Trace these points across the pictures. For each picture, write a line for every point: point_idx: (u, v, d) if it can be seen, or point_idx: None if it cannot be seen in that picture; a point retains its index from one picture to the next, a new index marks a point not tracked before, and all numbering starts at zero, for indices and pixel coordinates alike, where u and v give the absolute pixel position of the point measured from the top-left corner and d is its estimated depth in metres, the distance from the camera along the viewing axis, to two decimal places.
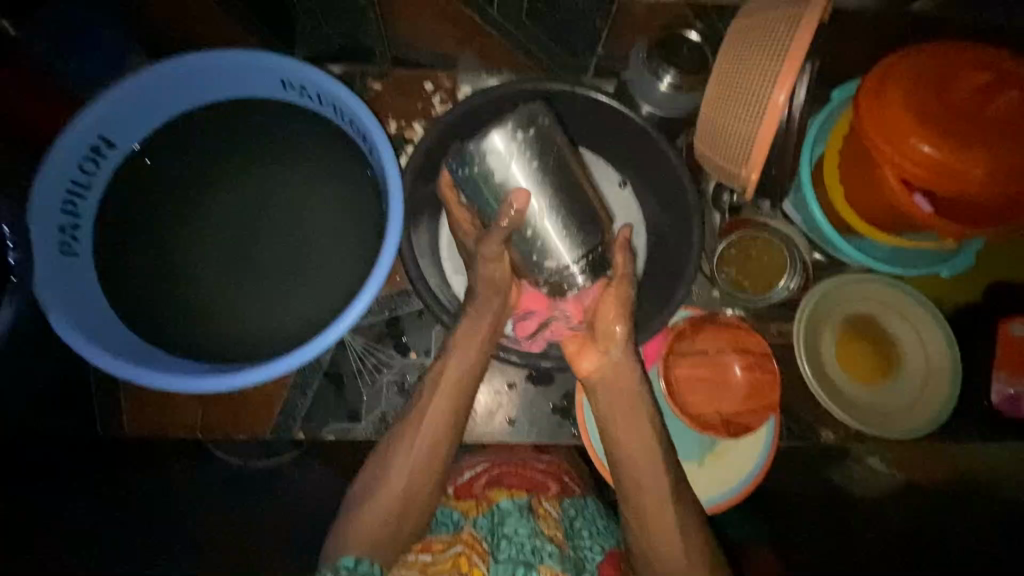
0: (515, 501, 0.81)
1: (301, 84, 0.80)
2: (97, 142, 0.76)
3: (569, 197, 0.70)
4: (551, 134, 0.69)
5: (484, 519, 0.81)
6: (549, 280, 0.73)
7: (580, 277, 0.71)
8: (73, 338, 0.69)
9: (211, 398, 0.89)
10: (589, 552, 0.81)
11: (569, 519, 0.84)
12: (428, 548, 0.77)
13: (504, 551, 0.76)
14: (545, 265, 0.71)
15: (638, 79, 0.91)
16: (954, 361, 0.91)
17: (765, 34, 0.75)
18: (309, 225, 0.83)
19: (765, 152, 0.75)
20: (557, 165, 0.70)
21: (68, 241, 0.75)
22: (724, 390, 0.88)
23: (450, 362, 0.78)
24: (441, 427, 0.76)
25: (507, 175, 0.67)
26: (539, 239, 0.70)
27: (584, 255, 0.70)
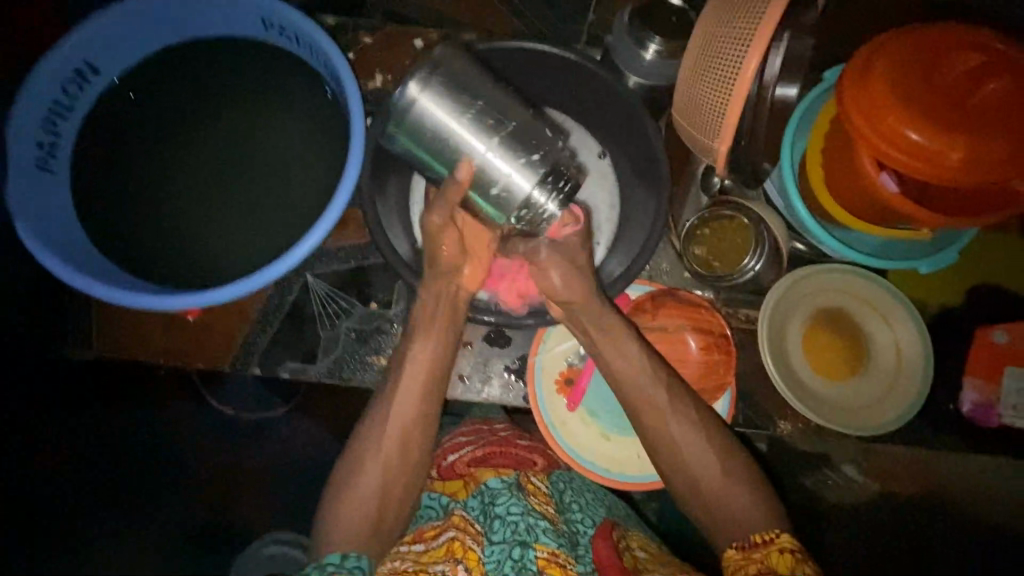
0: (504, 479, 0.79)
1: (279, 24, 0.81)
2: (81, 67, 0.79)
3: (512, 133, 0.71)
4: (459, 76, 0.70)
5: (474, 500, 0.78)
6: (525, 220, 0.73)
7: (551, 203, 0.72)
8: (61, 270, 0.73)
9: (175, 322, 0.91)
10: (581, 525, 0.78)
11: (560, 493, 0.82)
12: (418, 539, 0.76)
13: (498, 531, 0.73)
14: (513, 206, 0.72)
15: (620, 46, 0.89)
16: (926, 357, 0.87)
17: (746, 2, 0.73)
18: (278, 162, 0.84)
19: (735, 125, 0.74)
20: (482, 106, 0.71)
21: (45, 157, 0.79)
22: (679, 367, 0.86)
23: (415, 341, 0.80)
24: (406, 425, 0.76)
25: (439, 123, 0.69)
26: (497, 182, 0.71)
27: (545, 179, 0.71)
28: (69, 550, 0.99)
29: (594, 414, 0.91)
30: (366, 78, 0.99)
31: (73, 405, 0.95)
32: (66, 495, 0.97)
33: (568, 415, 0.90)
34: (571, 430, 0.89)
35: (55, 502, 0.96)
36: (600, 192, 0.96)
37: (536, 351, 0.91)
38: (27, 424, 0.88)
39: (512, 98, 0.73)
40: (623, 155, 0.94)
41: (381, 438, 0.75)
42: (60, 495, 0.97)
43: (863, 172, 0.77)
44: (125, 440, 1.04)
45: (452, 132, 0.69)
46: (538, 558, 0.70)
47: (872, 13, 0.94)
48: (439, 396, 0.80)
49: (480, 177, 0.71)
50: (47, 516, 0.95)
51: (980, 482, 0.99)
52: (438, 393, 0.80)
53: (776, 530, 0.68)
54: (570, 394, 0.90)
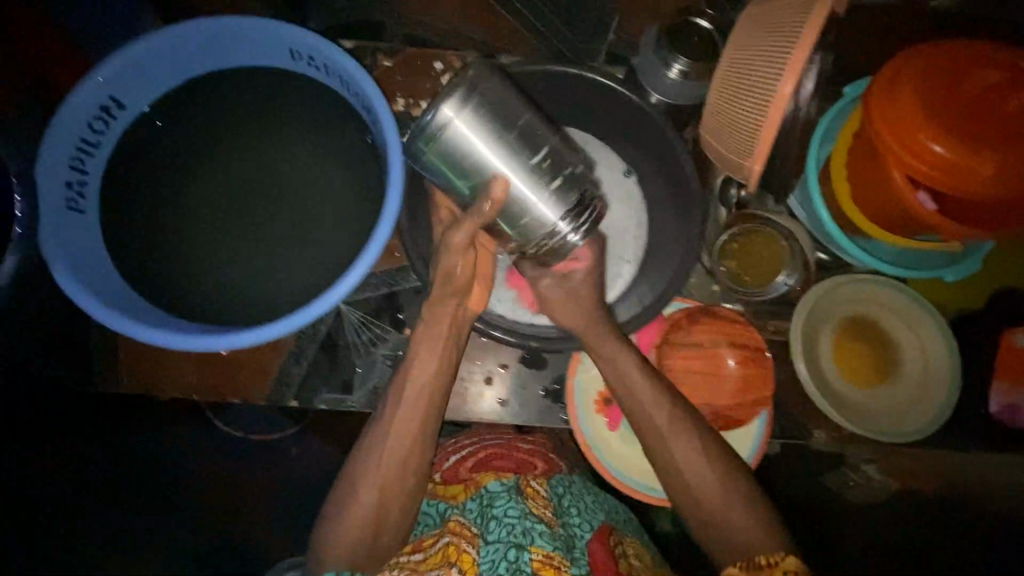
0: (504, 483, 0.81)
1: (308, 55, 0.80)
2: (107, 102, 0.78)
3: (541, 160, 0.71)
4: (496, 99, 0.69)
5: (473, 503, 0.80)
6: (545, 246, 0.73)
7: (573, 233, 0.72)
8: (100, 312, 0.71)
9: (205, 359, 0.90)
10: (579, 529, 0.79)
11: (558, 497, 0.83)
12: (417, 548, 0.78)
13: (493, 532, 0.75)
14: (535, 232, 0.72)
15: (647, 66, 0.89)
16: (954, 372, 0.89)
17: (778, 23, 0.73)
18: (309, 194, 0.83)
19: (771, 143, 0.74)
20: (517, 131, 0.70)
21: (75, 198, 0.77)
22: (717, 383, 0.87)
23: (419, 356, 0.80)
24: (406, 438, 0.77)
25: (472, 145, 0.68)
26: (522, 209, 0.71)
27: (571, 210, 0.72)
28: (71, 550, 1.02)
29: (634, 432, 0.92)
30: (389, 101, 0.98)
31: (74, 410, 0.94)
32: (66, 494, 1.00)
33: (608, 434, 0.91)
34: (611, 448, 0.91)
35: (56, 501, 0.99)
36: (627, 210, 0.97)
37: (573, 372, 0.91)
38: (26, 425, 0.88)
39: (540, 122, 0.73)
40: (651, 174, 0.95)
41: (381, 450, 0.76)
42: (66, 492, 1.00)
43: (895, 186, 0.78)
44: (126, 441, 1.03)
45: (485, 154, 0.68)
46: (533, 561, 0.71)
47: (890, 30, 0.96)
48: (439, 411, 0.80)
49: (509, 201, 0.71)
50: (47, 515, 0.99)
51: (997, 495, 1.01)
52: (438, 404, 0.80)
53: (781, 553, 0.69)
54: (609, 414, 0.91)
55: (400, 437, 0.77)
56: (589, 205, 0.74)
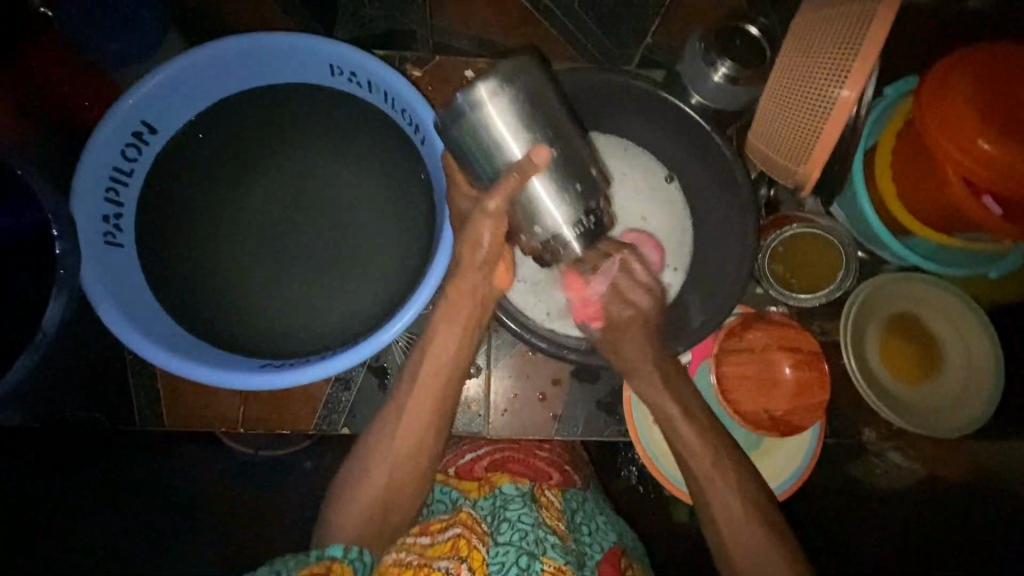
0: (519, 487, 0.75)
1: (349, 70, 0.77)
2: (139, 127, 0.74)
3: (571, 159, 0.67)
4: (541, 84, 0.65)
5: (485, 501, 0.75)
6: (545, 247, 0.70)
7: (577, 242, 0.69)
8: (157, 354, 0.68)
9: (253, 394, 0.87)
10: (590, 548, 0.75)
11: (571, 513, 0.79)
12: (426, 531, 0.72)
13: (505, 534, 0.69)
14: (543, 232, 0.68)
15: (692, 71, 0.88)
16: (997, 375, 0.89)
17: (835, 29, 0.73)
18: (356, 215, 0.81)
19: (828, 149, 0.74)
20: (554, 122, 0.66)
21: (112, 230, 0.73)
22: (773, 389, 0.88)
23: (436, 339, 0.77)
24: (420, 426, 0.75)
25: (507, 126, 0.63)
26: (540, 202, 0.67)
27: (583, 219, 0.68)
28: (72, 551, 0.91)
29: None
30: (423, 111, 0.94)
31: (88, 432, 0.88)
32: (65, 498, 0.91)
33: (666, 445, 0.91)
34: (671, 459, 0.91)
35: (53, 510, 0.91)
36: (670, 217, 0.97)
37: (629, 385, 0.91)
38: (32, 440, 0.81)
39: (574, 117, 0.69)
40: (693, 179, 0.95)
41: (392, 434, 0.74)
42: (63, 493, 0.90)
43: (947, 186, 0.79)
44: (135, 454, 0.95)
45: (518, 139, 0.64)
46: (544, 572, 0.65)
47: (925, 33, 0.98)
48: (453, 401, 0.77)
49: (531, 192, 0.66)
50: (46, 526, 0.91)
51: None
52: (453, 392, 0.77)
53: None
54: None
55: (410, 425, 0.74)
56: (601, 215, 0.71)
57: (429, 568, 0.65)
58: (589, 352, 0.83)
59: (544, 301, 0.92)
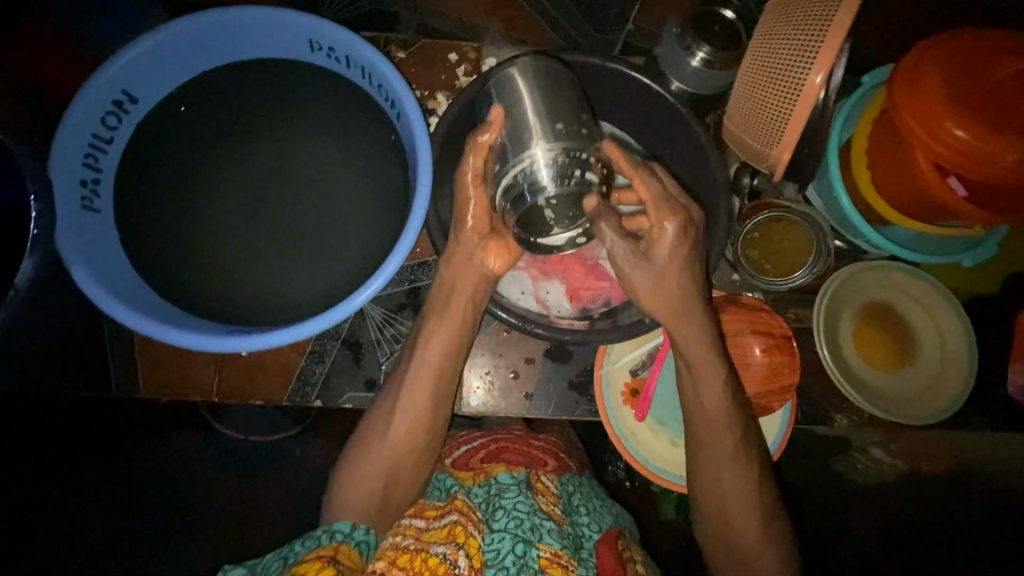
0: (514, 476, 0.79)
1: (328, 46, 0.78)
2: (120, 97, 0.75)
3: (554, 115, 0.70)
4: (549, 67, 0.74)
5: (480, 489, 0.78)
6: (513, 192, 0.69)
7: (543, 182, 0.66)
8: (134, 321, 0.69)
9: (226, 360, 0.89)
10: (587, 529, 0.79)
11: (568, 495, 0.82)
12: (420, 513, 0.75)
13: (500, 521, 0.72)
14: (509, 175, 0.69)
15: (670, 55, 0.89)
16: (971, 354, 0.91)
17: (805, 13, 0.73)
18: (331, 188, 0.82)
19: (798, 132, 0.75)
20: (547, 91, 0.72)
21: (89, 196, 0.75)
22: (745, 372, 0.88)
23: (430, 329, 0.81)
24: (417, 407, 0.79)
25: (502, 92, 0.73)
26: (511, 147, 0.69)
27: (552, 160, 0.67)
28: (73, 550, 0.96)
29: (662, 422, 0.92)
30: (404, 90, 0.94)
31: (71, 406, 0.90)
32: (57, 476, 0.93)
33: (637, 425, 0.91)
34: (642, 441, 0.91)
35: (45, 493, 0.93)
36: None
37: (601, 365, 0.92)
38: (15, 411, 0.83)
39: (581, 99, 0.74)
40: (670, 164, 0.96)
41: (392, 414, 0.79)
42: (62, 492, 0.94)
43: (921, 173, 0.79)
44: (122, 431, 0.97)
45: (507, 100, 0.72)
46: (540, 558, 0.68)
47: (899, 23, 0.99)
48: (451, 382, 0.82)
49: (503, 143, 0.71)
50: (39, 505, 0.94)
51: (1002, 475, 1.04)
52: (450, 377, 0.81)
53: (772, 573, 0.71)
54: (637, 405, 0.91)
55: (410, 404, 0.78)
56: (581, 166, 0.67)
57: (426, 553, 0.67)
58: (553, 329, 0.82)
59: (520, 282, 0.91)
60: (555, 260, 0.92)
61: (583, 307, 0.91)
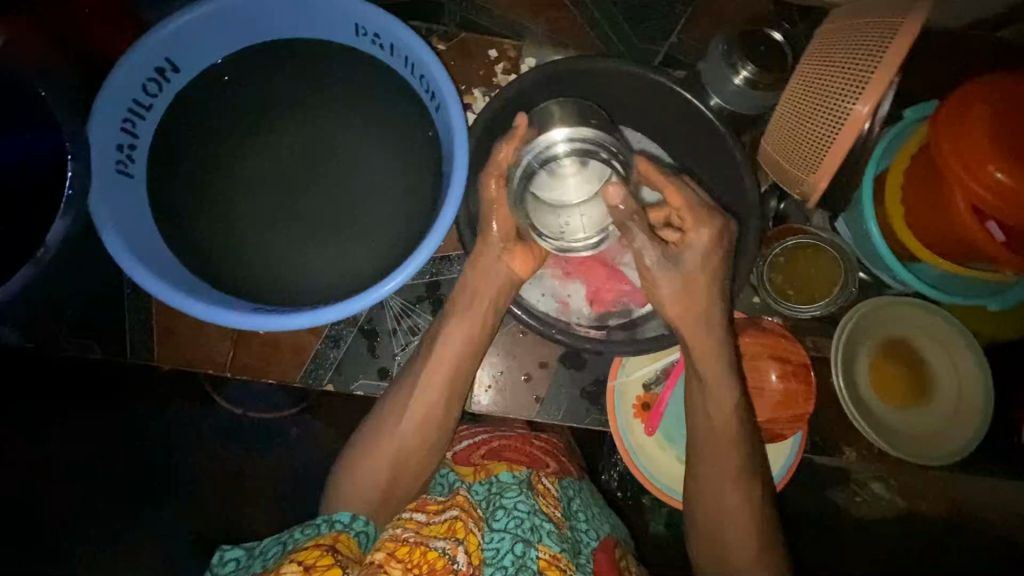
0: (516, 475, 0.78)
1: (373, 32, 0.78)
2: (163, 65, 0.75)
3: (578, 120, 0.76)
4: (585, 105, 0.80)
5: (480, 486, 0.78)
6: (530, 162, 0.73)
7: (562, 148, 0.71)
8: (158, 288, 0.69)
9: (241, 340, 0.91)
10: (585, 535, 0.79)
11: (569, 499, 0.83)
12: (421, 508, 0.74)
13: (501, 521, 0.72)
14: (528, 151, 0.73)
15: (713, 70, 0.88)
16: (988, 398, 0.90)
17: (857, 43, 0.73)
18: (364, 174, 0.82)
19: (838, 161, 0.74)
20: (580, 113, 0.78)
21: (124, 160, 0.75)
22: (759, 397, 0.87)
23: (453, 324, 0.80)
24: (431, 401, 0.79)
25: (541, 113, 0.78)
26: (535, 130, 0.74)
27: (571, 135, 0.72)
28: None
29: (671, 439, 0.92)
30: None
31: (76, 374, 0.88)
32: None
33: (646, 440, 0.91)
34: (651, 455, 0.91)
35: None
36: None
37: (615, 377, 0.92)
38: None
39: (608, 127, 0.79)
40: None
41: (405, 404, 0.79)
42: None
43: (956, 211, 0.78)
44: None
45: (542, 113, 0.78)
46: (539, 559, 0.68)
47: (943, 59, 0.98)
48: (466, 377, 0.81)
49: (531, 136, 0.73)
50: None
51: None
52: (466, 372, 0.81)
53: None
54: (647, 419, 0.91)
55: (425, 396, 0.79)
56: (601, 145, 0.72)
57: (425, 546, 0.67)
58: (574, 337, 0.82)
59: (541, 284, 0.91)
60: (579, 261, 0.91)
61: (607, 314, 0.91)
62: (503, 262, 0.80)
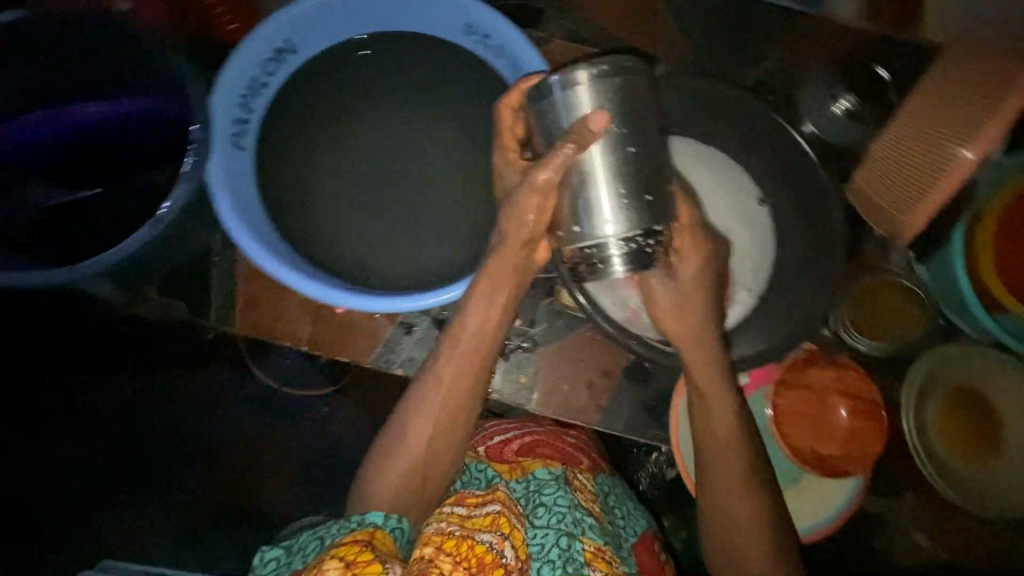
0: (553, 471, 0.75)
1: (483, 33, 0.80)
2: (283, 46, 0.78)
3: (635, 171, 0.61)
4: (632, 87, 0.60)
5: (518, 484, 0.74)
6: (586, 253, 0.62)
7: (619, 251, 0.62)
8: (265, 260, 0.71)
9: (318, 315, 0.91)
10: (623, 531, 0.78)
11: (603, 495, 0.80)
12: (460, 501, 0.68)
13: (542, 518, 0.71)
14: (585, 241, 0.62)
15: (813, 98, 0.91)
16: None
17: (976, 88, 0.71)
18: (458, 170, 0.84)
19: (934, 206, 0.73)
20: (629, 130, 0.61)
21: (239, 133, 0.78)
22: (826, 431, 0.87)
23: (483, 305, 0.70)
24: (454, 390, 0.70)
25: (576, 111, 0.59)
26: (585, 199, 0.61)
27: (631, 235, 0.61)
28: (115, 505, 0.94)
29: None
30: None
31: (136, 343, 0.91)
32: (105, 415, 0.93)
33: None
34: None
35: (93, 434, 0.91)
36: (751, 238, 0.93)
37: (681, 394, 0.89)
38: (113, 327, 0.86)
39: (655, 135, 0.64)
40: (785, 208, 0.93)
41: (432, 398, 0.70)
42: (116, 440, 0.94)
43: None
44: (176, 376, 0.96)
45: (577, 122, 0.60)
46: (585, 551, 0.68)
47: None
48: (493, 361, 0.72)
49: (580, 194, 0.61)
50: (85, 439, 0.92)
51: None
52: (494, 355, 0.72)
53: None
54: None
55: (453, 387, 0.70)
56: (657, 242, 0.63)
57: (473, 539, 0.62)
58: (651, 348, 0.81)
59: (612, 291, 0.88)
60: None
61: None
62: (518, 259, 0.69)
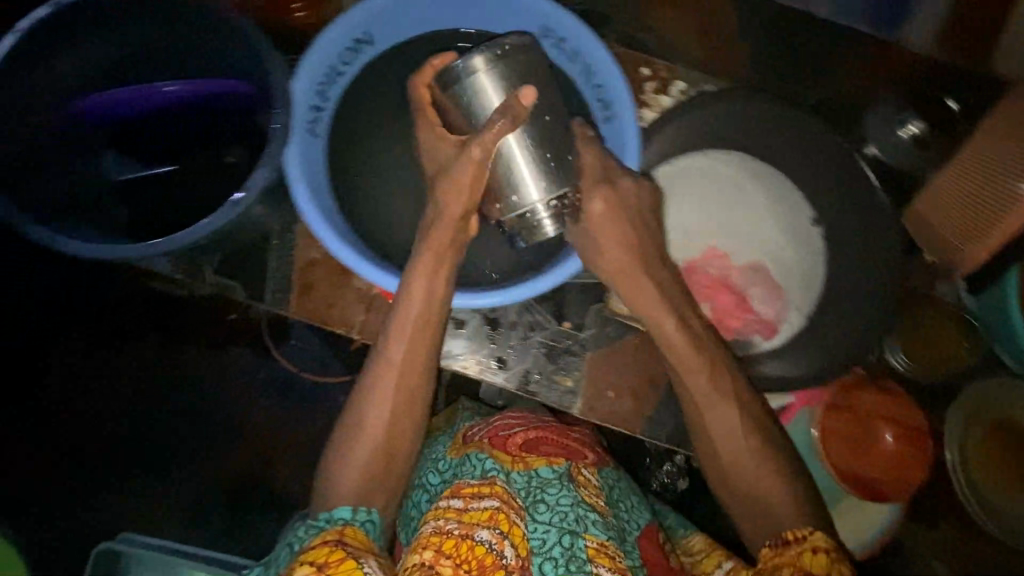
0: (556, 465, 0.66)
1: (557, 36, 0.80)
2: (361, 37, 0.79)
3: (547, 139, 0.69)
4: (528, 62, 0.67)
5: (519, 476, 0.65)
6: (519, 218, 0.70)
7: (547, 211, 0.70)
8: (342, 250, 0.73)
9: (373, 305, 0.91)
10: (629, 523, 0.69)
11: (609, 488, 0.71)
12: (456, 493, 0.62)
13: (544, 514, 0.62)
14: (517, 207, 0.69)
15: (878, 122, 0.94)
16: None
17: None
18: None
19: (1006, 236, 0.73)
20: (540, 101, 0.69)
21: (313, 121, 0.78)
22: (873, 456, 0.87)
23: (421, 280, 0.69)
24: (409, 373, 0.68)
25: (486, 93, 0.66)
26: (511, 170, 0.68)
27: (554, 195, 0.69)
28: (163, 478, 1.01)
29: None
30: None
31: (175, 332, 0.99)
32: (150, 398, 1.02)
33: None
34: None
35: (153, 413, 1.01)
36: (801, 260, 0.94)
37: None
38: None
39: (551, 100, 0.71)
40: None
41: (382, 387, 0.67)
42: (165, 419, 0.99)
43: None
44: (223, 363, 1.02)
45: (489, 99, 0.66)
46: (587, 549, 0.60)
47: None
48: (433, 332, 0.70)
49: (501, 167, 0.69)
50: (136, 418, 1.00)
51: None
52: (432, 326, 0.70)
53: None
54: None
55: (399, 370, 0.67)
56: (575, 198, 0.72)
57: (471, 539, 0.57)
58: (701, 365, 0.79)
59: None
60: (708, 285, 0.93)
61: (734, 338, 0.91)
62: (454, 234, 0.72)
